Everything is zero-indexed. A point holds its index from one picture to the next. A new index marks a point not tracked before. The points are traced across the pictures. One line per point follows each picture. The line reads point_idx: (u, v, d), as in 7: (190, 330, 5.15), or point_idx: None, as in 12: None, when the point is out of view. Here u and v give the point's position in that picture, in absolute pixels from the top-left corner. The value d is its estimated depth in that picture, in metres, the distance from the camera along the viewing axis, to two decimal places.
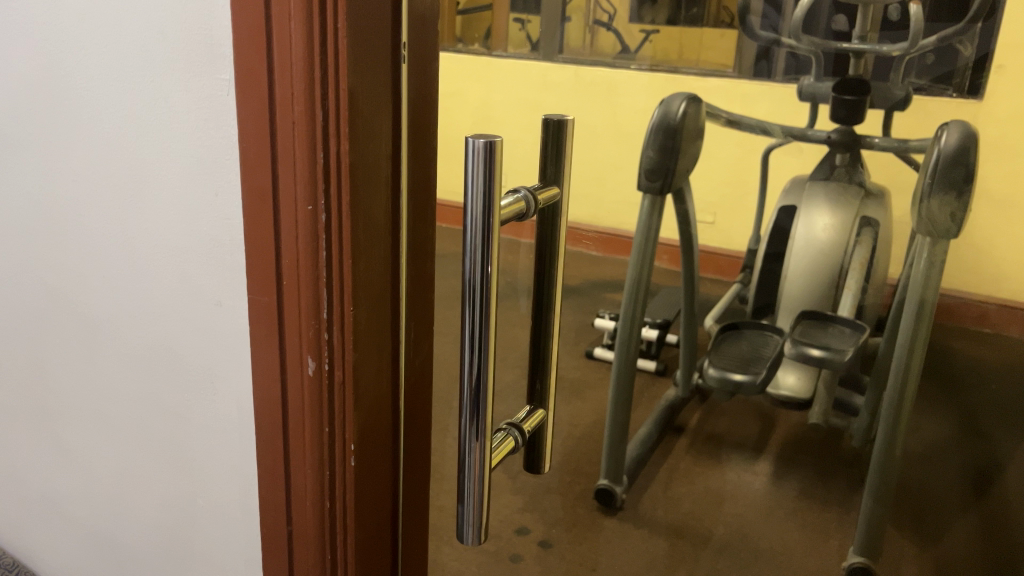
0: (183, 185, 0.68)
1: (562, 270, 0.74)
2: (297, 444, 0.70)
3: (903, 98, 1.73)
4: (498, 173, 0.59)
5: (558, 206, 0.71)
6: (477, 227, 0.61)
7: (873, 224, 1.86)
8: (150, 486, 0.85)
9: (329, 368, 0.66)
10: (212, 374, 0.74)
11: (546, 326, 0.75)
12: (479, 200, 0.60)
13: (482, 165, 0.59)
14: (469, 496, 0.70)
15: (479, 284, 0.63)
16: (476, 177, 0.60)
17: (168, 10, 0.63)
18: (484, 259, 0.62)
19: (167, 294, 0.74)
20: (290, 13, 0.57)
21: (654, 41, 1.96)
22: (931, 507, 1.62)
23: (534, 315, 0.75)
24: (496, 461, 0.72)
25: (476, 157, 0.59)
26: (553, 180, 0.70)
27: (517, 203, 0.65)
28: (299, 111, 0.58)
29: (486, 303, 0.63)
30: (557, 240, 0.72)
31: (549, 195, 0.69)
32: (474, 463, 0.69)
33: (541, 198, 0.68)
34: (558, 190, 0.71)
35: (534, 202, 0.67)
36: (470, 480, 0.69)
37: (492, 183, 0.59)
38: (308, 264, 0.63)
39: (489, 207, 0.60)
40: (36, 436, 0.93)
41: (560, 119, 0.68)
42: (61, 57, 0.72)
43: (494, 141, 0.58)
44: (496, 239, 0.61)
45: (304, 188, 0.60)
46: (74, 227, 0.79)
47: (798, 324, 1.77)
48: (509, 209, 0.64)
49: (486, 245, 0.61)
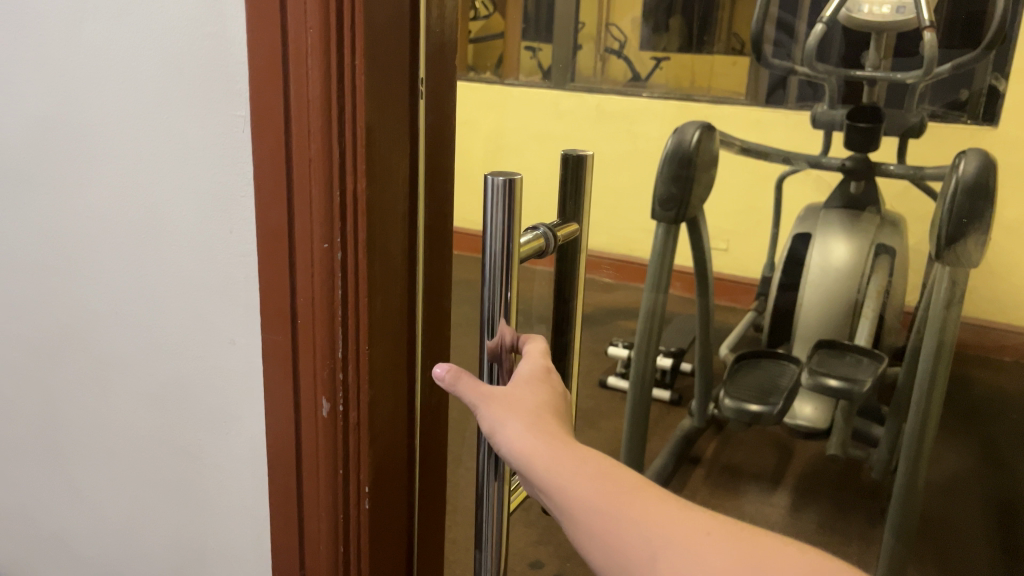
0: (198, 224, 0.68)
1: (581, 300, 0.73)
2: (310, 486, 0.68)
3: (919, 125, 1.64)
4: (518, 213, 0.59)
5: (578, 240, 0.70)
6: (496, 261, 0.60)
7: (888, 251, 1.79)
8: (161, 525, 0.83)
9: (344, 409, 0.65)
10: (225, 414, 0.73)
11: (563, 367, 0.74)
12: (497, 237, 0.59)
13: (501, 205, 0.58)
14: (487, 541, 0.68)
15: (497, 315, 0.62)
16: (494, 215, 0.59)
17: (185, 44, 0.62)
18: (504, 288, 0.61)
19: (181, 332, 0.73)
20: (308, 47, 0.56)
21: (665, 68, 2.01)
22: (954, 535, 1.60)
23: (555, 347, 0.73)
24: (514, 506, 0.70)
25: (494, 194, 0.58)
26: (573, 215, 0.70)
27: (536, 239, 0.64)
28: (317, 149, 0.58)
29: (505, 330, 0.62)
30: (577, 272, 0.71)
31: (568, 231, 0.68)
32: (492, 507, 0.67)
33: (560, 234, 0.67)
34: (577, 226, 0.70)
35: (553, 238, 0.66)
36: (488, 525, 0.68)
37: (511, 221, 0.59)
38: (325, 304, 0.62)
39: (508, 243, 0.59)
40: (44, 474, 0.92)
41: (579, 155, 0.68)
42: (76, 91, 0.71)
43: (514, 178, 0.58)
44: (516, 273, 0.60)
45: (320, 226, 0.60)
46: (87, 262, 0.78)
47: (815, 354, 1.87)
48: (528, 246, 0.62)
49: (504, 281, 0.61)
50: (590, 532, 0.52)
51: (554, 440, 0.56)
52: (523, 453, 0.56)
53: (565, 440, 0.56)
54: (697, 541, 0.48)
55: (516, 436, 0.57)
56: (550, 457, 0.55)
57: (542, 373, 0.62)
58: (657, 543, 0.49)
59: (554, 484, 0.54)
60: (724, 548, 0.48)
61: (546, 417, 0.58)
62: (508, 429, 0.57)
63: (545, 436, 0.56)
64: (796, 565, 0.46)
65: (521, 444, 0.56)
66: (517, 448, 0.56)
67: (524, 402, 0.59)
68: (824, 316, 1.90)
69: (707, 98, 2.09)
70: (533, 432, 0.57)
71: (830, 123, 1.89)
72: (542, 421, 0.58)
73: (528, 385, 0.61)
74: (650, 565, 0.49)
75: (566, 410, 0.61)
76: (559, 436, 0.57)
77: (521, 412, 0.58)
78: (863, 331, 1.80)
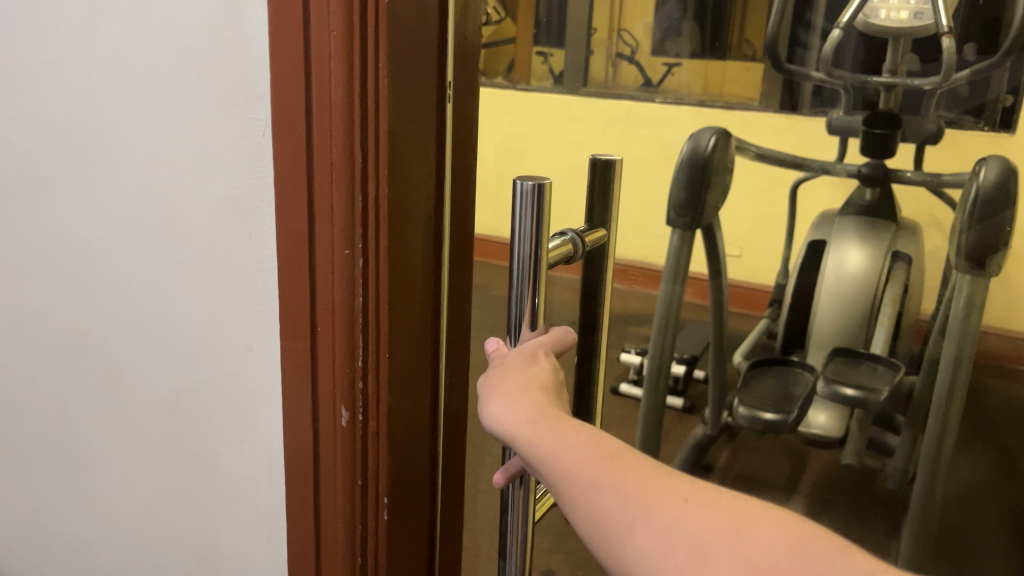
0: (214, 230, 0.67)
1: (609, 298, 0.72)
2: (328, 497, 0.67)
3: (935, 133, 1.69)
4: (546, 216, 0.59)
5: (605, 246, 0.69)
6: (524, 264, 0.60)
7: (905, 259, 1.85)
8: (175, 533, 0.82)
9: (363, 419, 0.64)
10: (241, 423, 0.72)
11: (590, 373, 0.73)
12: (525, 242, 0.59)
13: (531, 208, 0.59)
14: (511, 552, 0.68)
15: (523, 318, 0.63)
16: (523, 220, 0.59)
17: (207, 48, 0.61)
18: (532, 291, 0.61)
19: (196, 340, 0.72)
20: (330, 50, 0.55)
21: (676, 73, 2.11)
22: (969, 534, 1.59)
23: (582, 349, 0.73)
24: (538, 515, 0.69)
25: (524, 199, 0.59)
26: (600, 222, 0.69)
27: (565, 245, 0.64)
28: (338, 152, 0.57)
29: (537, 327, 0.63)
30: (604, 279, 0.71)
31: (596, 236, 0.67)
32: (517, 520, 0.66)
33: (588, 240, 0.66)
34: (605, 232, 0.69)
35: (581, 243, 0.65)
36: (513, 534, 0.67)
37: (540, 226, 0.59)
38: (345, 311, 0.61)
39: (536, 247, 0.60)
40: (57, 481, 0.91)
41: (608, 159, 0.67)
42: (94, 96, 0.70)
43: (543, 183, 0.59)
44: (543, 277, 0.61)
45: (341, 232, 0.58)
46: (102, 267, 0.77)
47: (830, 362, 1.79)
48: (555, 252, 0.62)
49: (531, 283, 0.61)
50: (572, 504, 0.53)
51: (538, 414, 0.56)
52: (508, 429, 0.57)
53: (551, 413, 0.57)
54: (676, 509, 0.49)
55: (504, 414, 0.57)
56: (535, 433, 0.55)
57: (528, 355, 0.61)
58: (634, 512, 0.50)
59: (537, 458, 0.55)
60: (700, 513, 0.49)
61: (533, 392, 0.58)
62: (495, 406, 0.58)
63: (530, 414, 0.56)
64: (771, 532, 0.47)
65: (509, 422, 0.57)
66: (505, 426, 0.57)
67: (512, 380, 0.59)
68: (838, 324, 1.84)
69: (720, 103, 2.17)
70: (518, 407, 0.57)
71: (844, 129, 1.86)
72: (528, 397, 0.58)
73: (512, 364, 0.61)
74: (627, 535, 0.50)
75: (558, 390, 0.60)
76: (545, 411, 0.57)
77: (508, 390, 0.58)
78: (878, 340, 1.78)
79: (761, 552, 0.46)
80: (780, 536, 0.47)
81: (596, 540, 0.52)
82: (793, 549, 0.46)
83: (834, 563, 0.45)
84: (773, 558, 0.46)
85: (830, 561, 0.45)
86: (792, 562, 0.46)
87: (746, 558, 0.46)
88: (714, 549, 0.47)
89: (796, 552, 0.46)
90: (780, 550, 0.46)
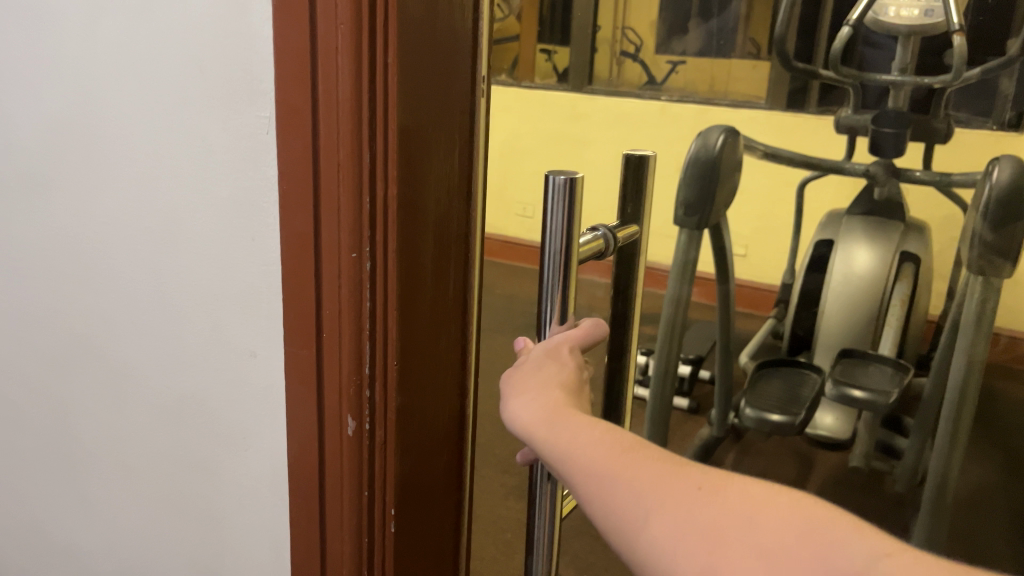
0: (218, 231, 0.65)
1: (641, 291, 0.70)
2: (334, 509, 0.64)
3: (943, 133, 1.67)
4: (579, 212, 0.58)
5: (637, 243, 0.67)
6: (554, 260, 0.60)
7: (914, 259, 1.82)
8: (175, 539, 0.80)
9: (370, 428, 0.62)
10: (244, 431, 0.70)
11: (620, 368, 0.71)
12: (556, 239, 0.59)
13: (561, 203, 0.58)
14: (538, 546, 0.66)
15: (551, 315, 0.61)
16: (555, 215, 0.59)
17: (212, 41, 0.59)
18: (562, 286, 0.60)
19: (199, 345, 0.70)
20: (337, 46, 0.53)
21: (681, 71, 2.11)
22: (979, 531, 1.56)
23: (612, 344, 0.70)
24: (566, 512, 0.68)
25: (555, 193, 0.58)
26: (633, 217, 0.67)
27: (596, 240, 0.62)
28: (346, 152, 0.54)
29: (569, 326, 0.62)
30: (636, 274, 0.69)
31: (629, 233, 0.66)
32: (544, 516, 0.64)
33: (620, 236, 0.65)
34: (637, 229, 0.67)
35: (613, 240, 0.64)
36: (540, 528, 0.65)
37: (572, 221, 0.58)
38: (352, 315, 0.58)
39: (566, 242, 0.59)
40: (56, 485, 0.89)
41: (642, 155, 0.65)
42: (94, 94, 0.68)
43: (574, 178, 0.57)
44: (574, 273, 0.60)
45: (349, 235, 0.56)
46: (102, 268, 0.75)
47: (837, 363, 1.76)
48: (588, 246, 0.61)
49: (562, 279, 0.60)
50: (587, 500, 0.50)
51: (553, 411, 0.54)
52: (524, 427, 0.55)
53: (567, 410, 0.54)
54: (688, 498, 0.46)
55: (521, 411, 0.55)
56: (551, 430, 0.53)
57: (550, 350, 0.60)
58: (649, 504, 0.46)
59: (552, 457, 0.52)
60: (712, 502, 0.45)
61: (552, 390, 0.56)
62: (514, 405, 0.56)
63: (548, 411, 0.54)
64: (785, 517, 0.43)
65: (526, 420, 0.55)
66: (522, 423, 0.55)
67: (532, 377, 0.57)
68: (847, 324, 1.81)
69: (727, 101, 2.12)
70: (536, 405, 0.55)
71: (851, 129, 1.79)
72: (546, 393, 0.56)
73: (533, 360, 0.59)
74: (642, 528, 0.46)
75: (579, 386, 0.58)
76: (563, 407, 0.54)
77: (527, 387, 0.57)
78: (887, 341, 1.78)
79: (773, 538, 0.43)
80: (797, 524, 0.43)
81: (614, 535, 0.48)
82: (807, 535, 0.42)
83: (852, 552, 0.40)
84: (786, 545, 0.42)
85: (848, 550, 0.40)
86: (809, 552, 0.41)
87: (760, 544, 0.43)
88: (727, 535, 0.44)
89: (809, 536, 0.42)
90: (796, 538, 0.42)
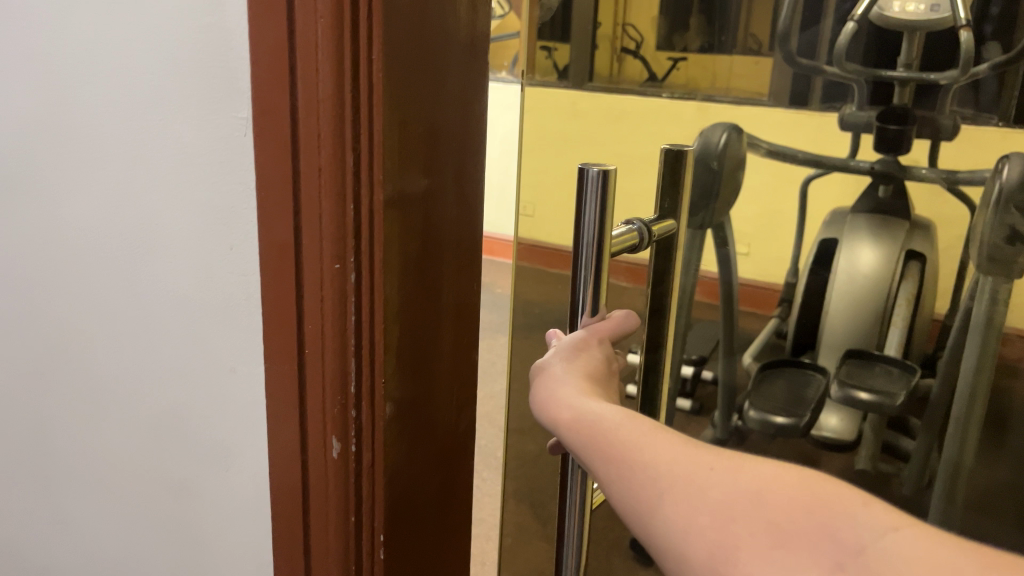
0: (196, 239, 0.61)
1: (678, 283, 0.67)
2: (319, 536, 0.60)
3: (949, 130, 1.64)
4: (611, 203, 0.57)
5: (674, 237, 0.66)
6: (590, 253, 0.58)
7: (919, 259, 1.77)
8: (156, 564, 0.76)
9: (356, 449, 0.58)
10: (226, 450, 0.66)
11: (657, 362, 0.69)
12: (589, 225, 0.58)
13: (596, 196, 0.57)
14: (568, 540, 0.64)
15: (584, 303, 0.60)
16: (587, 207, 0.58)
17: (186, 38, 0.55)
18: (593, 267, 0.58)
19: (178, 359, 0.66)
20: (317, 38, 0.49)
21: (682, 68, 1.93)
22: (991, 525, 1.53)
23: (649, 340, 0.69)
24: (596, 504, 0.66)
25: (589, 185, 0.57)
26: (670, 211, 0.66)
27: (631, 233, 0.61)
28: (327, 154, 0.51)
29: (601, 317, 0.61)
30: (672, 272, 0.66)
31: (664, 227, 0.64)
32: (574, 504, 0.62)
33: (656, 230, 0.64)
34: (673, 223, 0.66)
35: (648, 233, 0.63)
36: (570, 521, 0.63)
37: (604, 216, 0.57)
38: (336, 329, 0.55)
39: (598, 231, 0.57)
40: (33, 506, 0.85)
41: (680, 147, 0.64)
42: (65, 95, 0.64)
43: (608, 171, 0.57)
44: (606, 259, 0.58)
45: (332, 243, 0.53)
46: (77, 277, 0.71)
47: (843, 365, 1.72)
48: (622, 238, 0.60)
49: (593, 267, 0.58)
50: (605, 484, 0.48)
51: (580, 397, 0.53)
52: (550, 411, 0.54)
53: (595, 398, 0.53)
54: (699, 476, 0.43)
55: (548, 397, 0.54)
56: (575, 415, 0.52)
57: (579, 341, 0.59)
58: (661, 485, 0.44)
59: (574, 440, 0.51)
60: (727, 474, 0.43)
61: (578, 379, 0.55)
62: (542, 390, 0.55)
63: (576, 395, 0.53)
64: (791, 489, 0.40)
65: (552, 403, 0.54)
66: (549, 407, 0.54)
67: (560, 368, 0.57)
68: (851, 325, 1.76)
69: (728, 98, 1.99)
70: (562, 392, 0.54)
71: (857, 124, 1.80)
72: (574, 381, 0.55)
73: (561, 350, 0.58)
74: (657, 505, 0.44)
75: (605, 378, 0.57)
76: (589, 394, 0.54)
77: (556, 375, 0.56)
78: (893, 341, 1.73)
79: (781, 509, 0.40)
80: (798, 494, 0.40)
81: (630, 517, 0.46)
82: (811, 507, 0.39)
83: (858, 526, 0.38)
84: (793, 516, 0.39)
85: (854, 523, 0.38)
86: (814, 523, 0.39)
87: (767, 517, 0.40)
88: (735, 512, 0.41)
89: (813, 507, 0.39)
90: (803, 506, 0.40)
